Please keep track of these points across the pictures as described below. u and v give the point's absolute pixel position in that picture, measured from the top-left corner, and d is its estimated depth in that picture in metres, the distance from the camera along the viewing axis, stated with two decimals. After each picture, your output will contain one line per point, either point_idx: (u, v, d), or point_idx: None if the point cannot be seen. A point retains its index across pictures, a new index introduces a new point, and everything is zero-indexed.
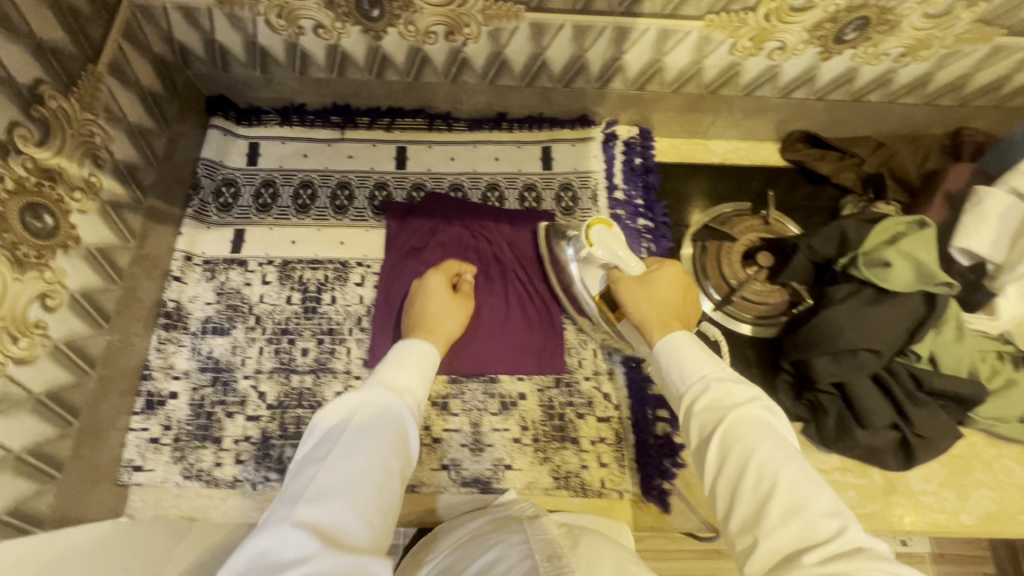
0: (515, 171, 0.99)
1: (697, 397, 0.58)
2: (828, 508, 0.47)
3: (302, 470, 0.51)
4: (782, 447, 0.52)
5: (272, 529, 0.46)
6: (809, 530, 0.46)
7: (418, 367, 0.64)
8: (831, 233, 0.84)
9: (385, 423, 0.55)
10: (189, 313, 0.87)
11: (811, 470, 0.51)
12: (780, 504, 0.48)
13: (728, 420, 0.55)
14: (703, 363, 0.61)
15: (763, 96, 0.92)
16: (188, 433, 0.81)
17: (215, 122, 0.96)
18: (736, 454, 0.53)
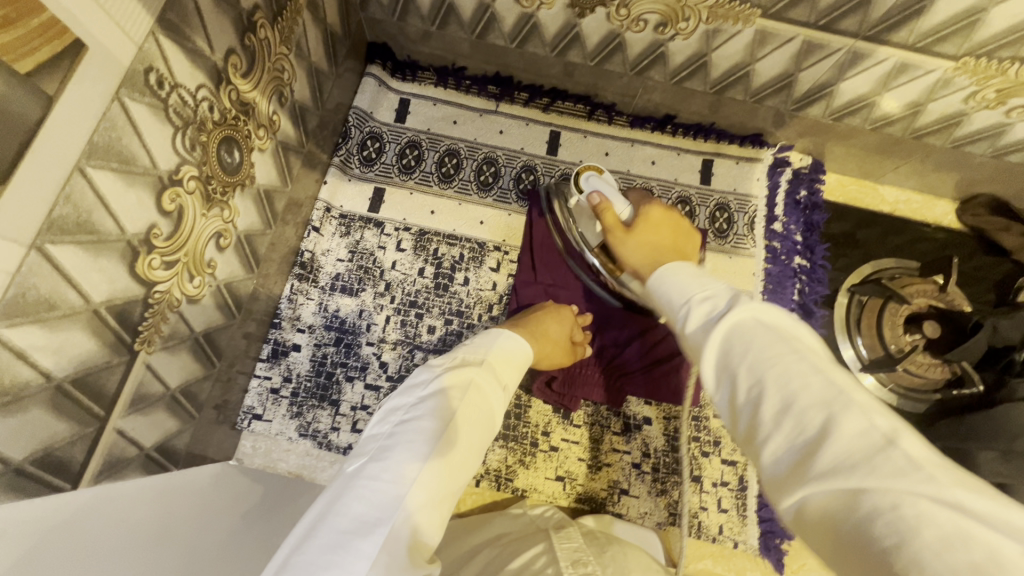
0: (671, 179, 0.93)
1: (682, 320, 0.40)
2: (823, 393, 0.30)
3: (403, 435, 0.46)
4: (768, 333, 0.34)
5: (364, 494, 0.42)
6: (813, 425, 0.30)
7: (511, 367, 0.60)
8: (1022, 319, 0.77)
9: (484, 419, 0.52)
10: (321, 266, 0.84)
11: (807, 348, 0.33)
12: (771, 405, 0.32)
13: (717, 327, 0.36)
14: (688, 283, 0.42)
15: (971, 152, 0.83)
16: (307, 389, 0.79)
17: (372, 70, 0.92)
18: (726, 362, 0.35)
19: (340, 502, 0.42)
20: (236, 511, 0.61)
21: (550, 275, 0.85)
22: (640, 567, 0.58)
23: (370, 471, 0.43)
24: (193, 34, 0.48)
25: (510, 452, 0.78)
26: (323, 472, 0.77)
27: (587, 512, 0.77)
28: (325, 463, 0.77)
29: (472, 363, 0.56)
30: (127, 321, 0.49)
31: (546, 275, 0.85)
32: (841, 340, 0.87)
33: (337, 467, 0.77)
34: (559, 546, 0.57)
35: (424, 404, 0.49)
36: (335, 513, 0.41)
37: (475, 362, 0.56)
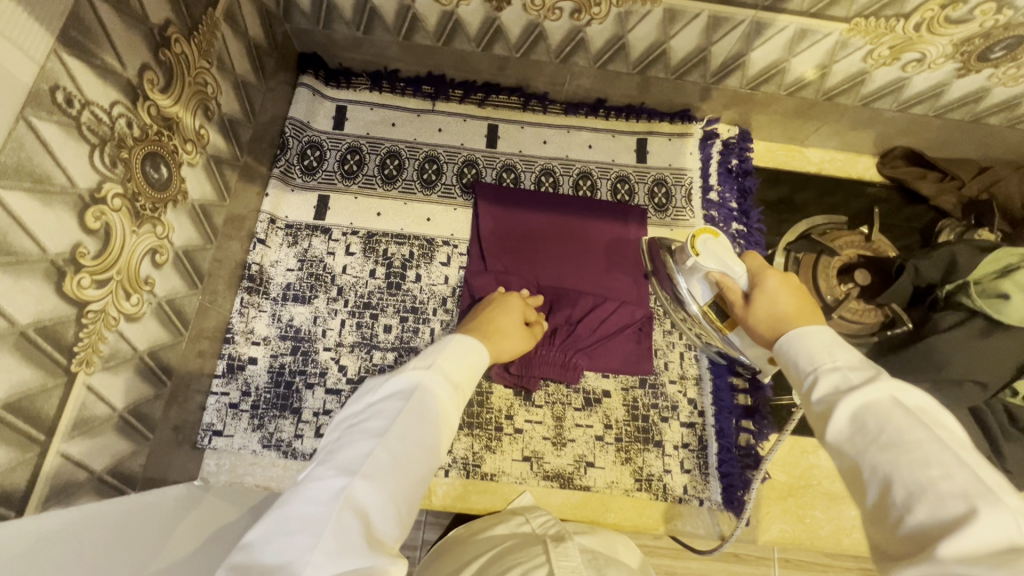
0: (608, 161, 0.96)
1: (811, 385, 0.45)
2: (956, 488, 0.33)
3: (353, 439, 0.47)
4: (913, 423, 0.37)
5: (310, 496, 0.42)
6: (940, 506, 0.32)
7: (468, 364, 0.59)
8: (940, 257, 0.82)
9: (432, 412, 0.51)
10: (271, 278, 0.84)
11: (949, 444, 0.36)
12: (902, 490, 0.34)
13: (850, 398, 0.40)
14: (822, 353, 0.47)
15: (880, 109, 0.88)
16: (268, 401, 0.79)
17: (304, 80, 0.92)
18: (863, 439, 0.38)
19: (287, 506, 0.42)
20: (199, 524, 0.61)
21: (502, 263, 0.87)
22: None
23: (317, 474, 0.44)
24: (100, 51, 0.48)
25: (475, 439, 0.79)
26: (291, 481, 0.77)
27: (556, 489, 0.78)
28: (293, 472, 0.77)
29: (423, 364, 0.56)
30: (60, 342, 0.48)
31: (498, 264, 0.86)
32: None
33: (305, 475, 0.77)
34: (558, 565, 0.55)
35: (369, 407, 0.50)
36: (282, 517, 0.41)
37: (425, 359, 0.56)
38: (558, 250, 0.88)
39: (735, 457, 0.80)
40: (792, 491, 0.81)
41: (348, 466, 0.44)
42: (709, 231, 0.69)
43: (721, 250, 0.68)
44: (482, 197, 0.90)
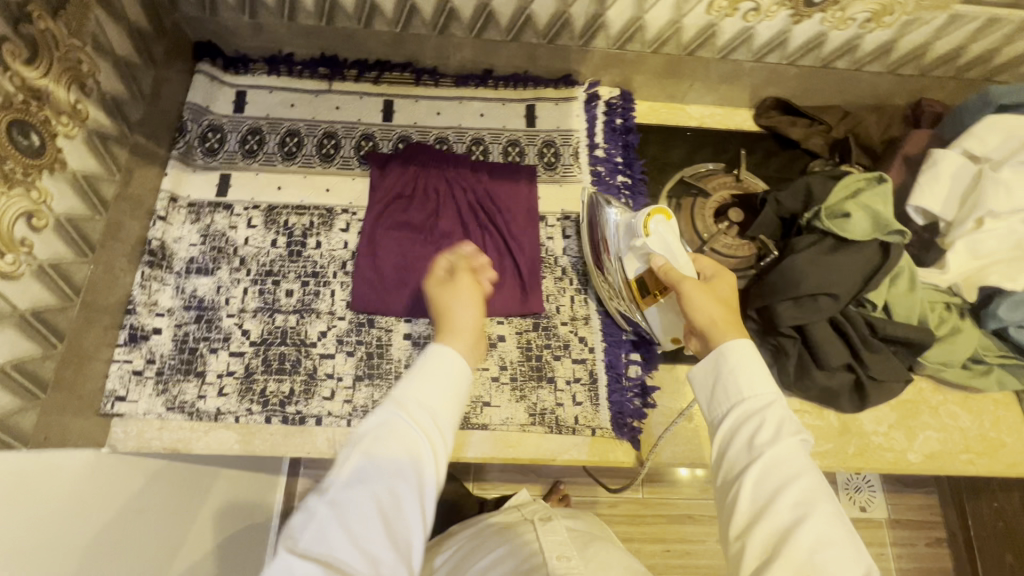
0: (499, 126, 1.01)
1: (757, 412, 0.61)
2: (849, 552, 0.52)
3: (357, 470, 0.53)
4: (805, 470, 0.57)
5: (331, 528, 0.50)
6: (817, 546, 0.52)
7: (443, 370, 0.61)
8: (798, 188, 0.89)
9: (418, 436, 0.56)
10: (174, 253, 0.88)
11: (824, 490, 0.56)
12: (816, 534, 0.52)
13: (795, 450, 0.58)
14: (764, 385, 0.64)
15: (738, 60, 0.96)
16: (172, 367, 0.82)
17: (202, 67, 0.97)
18: (762, 481, 0.57)
19: (311, 535, 0.50)
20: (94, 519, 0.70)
21: (395, 219, 0.90)
22: (619, 562, 0.69)
23: (330, 508, 0.51)
24: None
25: (375, 387, 0.83)
26: (198, 442, 0.80)
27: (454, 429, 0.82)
28: (199, 432, 0.80)
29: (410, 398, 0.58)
30: None
31: (391, 220, 0.90)
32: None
33: (211, 434, 0.80)
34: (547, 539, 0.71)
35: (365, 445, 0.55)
36: (312, 543, 0.49)
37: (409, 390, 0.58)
38: (450, 200, 0.92)
39: (624, 385, 0.86)
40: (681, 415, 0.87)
41: (356, 490, 0.52)
42: (664, 213, 0.80)
43: (669, 234, 0.80)
44: (375, 158, 0.93)
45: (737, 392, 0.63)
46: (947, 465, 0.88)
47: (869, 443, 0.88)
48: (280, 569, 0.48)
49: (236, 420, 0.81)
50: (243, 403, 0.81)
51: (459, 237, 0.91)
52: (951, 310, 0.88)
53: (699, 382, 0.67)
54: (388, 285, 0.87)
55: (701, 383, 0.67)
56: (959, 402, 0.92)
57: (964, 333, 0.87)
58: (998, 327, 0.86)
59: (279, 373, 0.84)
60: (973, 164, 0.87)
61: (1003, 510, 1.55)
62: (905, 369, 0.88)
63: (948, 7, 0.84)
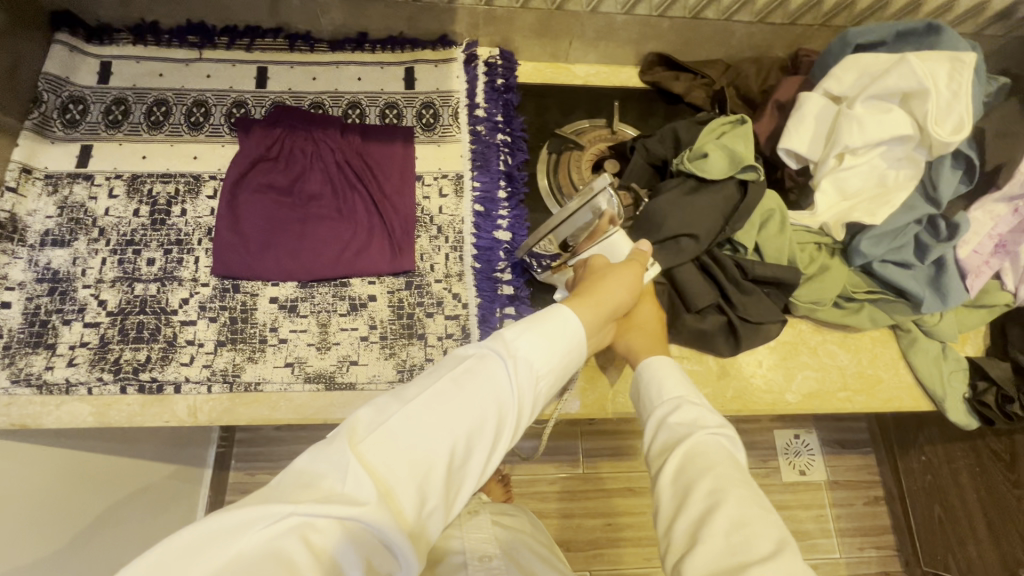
0: (377, 90, 1.00)
1: (671, 412, 0.66)
2: (771, 534, 0.52)
3: (438, 396, 0.53)
4: (722, 459, 0.59)
5: (390, 444, 0.49)
6: (735, 521, 0.53)
7: (564, 337, 0.61)
8: (665, 134, 0.89)
9: (506, 389, 0.56)
10: (28, 226, 0.85)
11: (739, 475, 0.58)
12: (730, 517, 0.54)
13: (704, 440, 0.61)
14: (681, 387, 0.69)
15: (608, 13, 0.97)
16: (21, 340, 0.79)
17: (60, 38, 0.94)
18: (681, 470, 0.60)
19: (370, 448, 0.49)
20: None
21: (260, 181, 0.88)
22: None
23: (396, 425, 0.51)
24: None
25: (237, 351, 0.81)
26: (47, 416, 0.76)
27: (319, 390, 0.80)
28: (49, 406, 0.77)
29: (516, 345, 0.58)
30: None
31: (256, 183, 0.88)
32: (554, 209, 0.94)
33: (61, 406, 0.77)
34: None
35: (453, 377, 0.55)
36: (366, 456, 0.48)
37: (518, 337, 0.59)
38: (318, 160, 0.90)
39: None
40: None
41: (421, 414, 0.52)
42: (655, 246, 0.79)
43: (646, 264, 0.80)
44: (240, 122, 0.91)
45: (657, 399, 0.69)
46: (824, 402, 0.88)
47: (747, 386, 0.88)
48: (341, 464, 0.47)
49: (89, 391, 0.78)
50: (96, 372, 0.78)
51: (326, 198, 0.89)
52: (821, 250, 0.89)
53: (637, 398, 0.73)
54: (252, 248, 0.85)
55: (638, 400, 0.73)
56: (838, 342, 0.93)
57: (833, 271, 0.88)
58: (865, 263, 0.86)
59: (137, 342, 0.81)
60: (833, 104, 0.88)
61: (931, 464, 1.48)
62: (778, 309, 0.88)
63: None
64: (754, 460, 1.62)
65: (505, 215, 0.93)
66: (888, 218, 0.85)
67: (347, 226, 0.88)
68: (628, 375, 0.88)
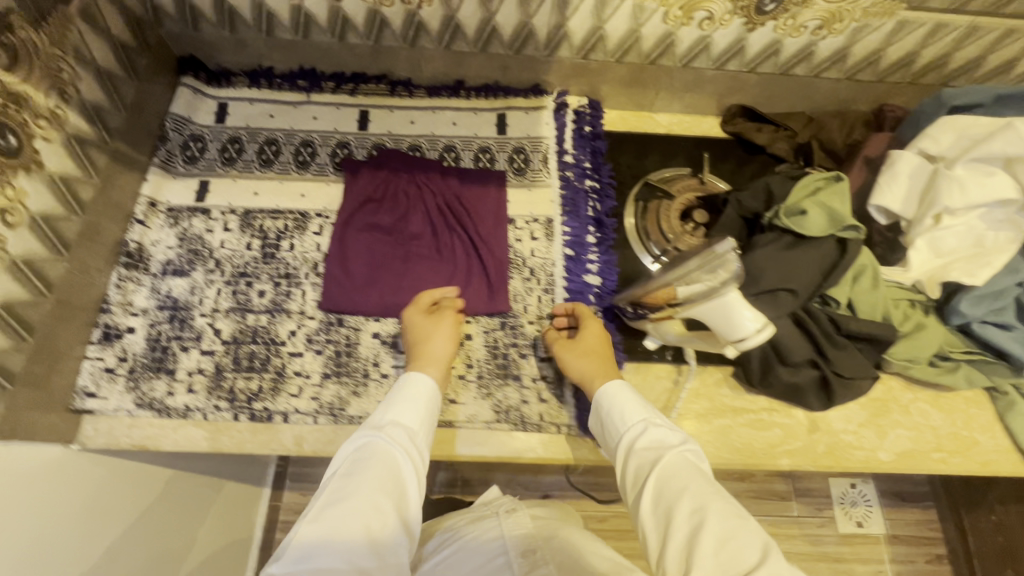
0: (471, 134, 1.05)
1: (643, 434, 0.71)
2: (754, 540, 0.56)
3: (335, 494, 0.62)
4: (693, 475, 0.65)
5: (314, 549, 0.56)
6: (721, 536, 0.57)
7: (418, 402, 0.73)
8: (758, 188, 0.91)
9: (383, 461, 0.66)
10: (151, 255, 0.90)
11: (710, 488, 0.63)
12: (713, 527, 0.58)
13: (675, 459, 0.67)
14: (639, 409, 0.74)
15: (700, 68, 1.00)
16: (144, 365, 0.83)
17: (186, 81, 1.01)
18: (658, 495, 0.64)
19: (299, 555, 0.56)
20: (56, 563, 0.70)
21: (366, 221, 0.93)
22: None
23: (310, 529, 0.58)
24: None
25: (343, 385, 0.84)
26: (165, 439, 0.80)
27: None
28: (168, 429, 0.81)
29: (379, 429, 0.69)
30: None
31: (362, 222, 0.93)
32: (641, 254, 0.97)
33: (179, 430, 0.81)
34: None
35: (344, 473, 0.64)
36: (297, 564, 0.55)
37: (370, 426, 0.69)
38: (421, 202, 0.95)
39: None
40: None
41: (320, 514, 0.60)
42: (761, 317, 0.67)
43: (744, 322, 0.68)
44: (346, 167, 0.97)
45: (620, 430, 0.73)
46: (919, 463, 0.87)
47: (838, 442, 0.88)
48: None
49: (204, 416, 0.82)
50: (212, 400, 0.82)
51: (425, 237, 0.94)
52: (915, 307, 0.89)
53: (602, 429, 0.77)
54: (357, 284, 0.89)
55: (603, 430, 0.77)
56: (930, 401, 0.91)
57: (929, 330, 0.87)
58: (963, 323, 0.86)
59: (248, 371, 0.85)
60: (928, 163, 0.89)
61: (1003, 525, 1.42)
62: (871, 366, 0.88)
63: (895, 14, 0.87)
64: (809, 507, 1.57)
65: (594, 259, 0.96)
66: (989, 279, 0.85)
67: (446, 266, 0.93)
68: (718, 424, 0.88)
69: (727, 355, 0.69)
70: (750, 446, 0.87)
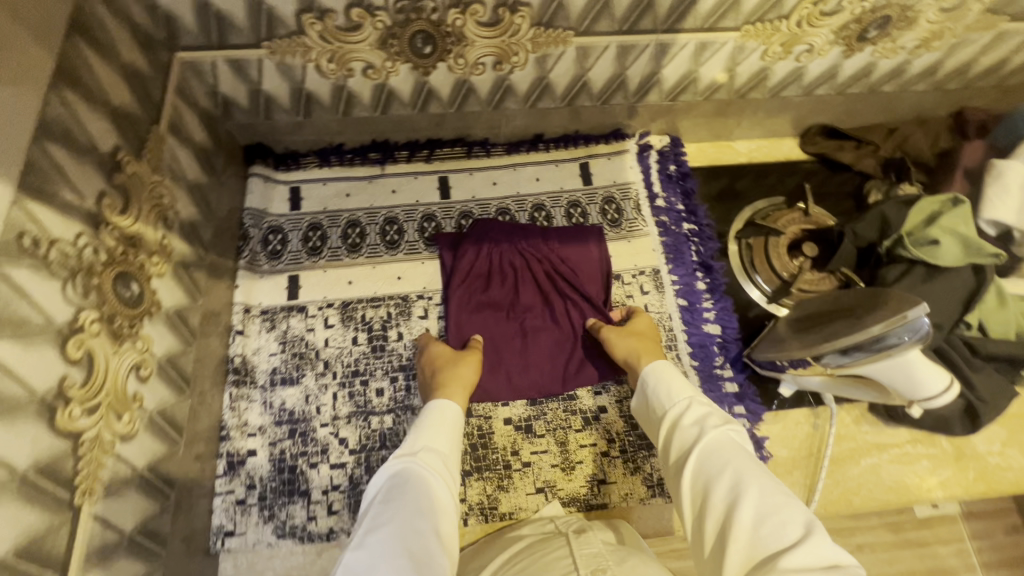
0: (558, 189, 1.00)
1: (683, 412, 0.64)
2: (796, 517, 0.49)
3: (373, 521, 0.55)
4: (737, 453, 0.57)
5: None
6: (760, 516, 0.50)
7: (443, 421, 0.69)
8: (872, 218, 0.88)
9: (416, 480, 0.60)
10: (256, 366, 0.85)
11: (755, 464, 0.55)
12: (752, 508, 0.51)
13: (717, 435, 0.59)
14: (679, 386, 0.68)
15: (787, 96, 0.98)
16: (274, 490, 0.78)
17: (255, 170, 0.95)
18: (697, 475, 0.57)
19: None
20: None
21: (475, 297, 0.89)
22: None
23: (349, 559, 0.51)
24: (61, 190, 0.50)
25: (487, 481, 0.80)
26: (313, 568, 0.75)
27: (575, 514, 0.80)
28: (313, 558, 0.76)
29: (410, 454, 0.63)
30: (60, 478, 0.49)
31: (471, 299, 0.89)
32: (745, 283, 0.96)
33: (326, 557, 0.76)
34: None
35: (382, 497, 0.58)
36: None
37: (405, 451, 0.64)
38: (528, 273, 0.91)
39: None
40: (796, 463, 0.85)
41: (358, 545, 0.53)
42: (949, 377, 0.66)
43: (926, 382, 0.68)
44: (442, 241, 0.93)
45: (661, 408, 0.67)
46: None
47: (986, 465, 0.87)
48: None
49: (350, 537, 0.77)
50: (355, 518, 0.78)
51: (536, 307, 0.90)
52: None
53: (643, 410, 0.71)
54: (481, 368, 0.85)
55: (645, 414, 0.70)
56: None
57: None
58: None
59: None
60: None
61: None
62: (1010, 385, 0.87)
63: (996, 26, 0.87)
64: None
65: (710, 307, 0.93)
66: None
67: (565, 336, 0.89)
68: (867, 465, 0.86)
69: (913, 414, 0.69)
70: (903, 483, 0.85)
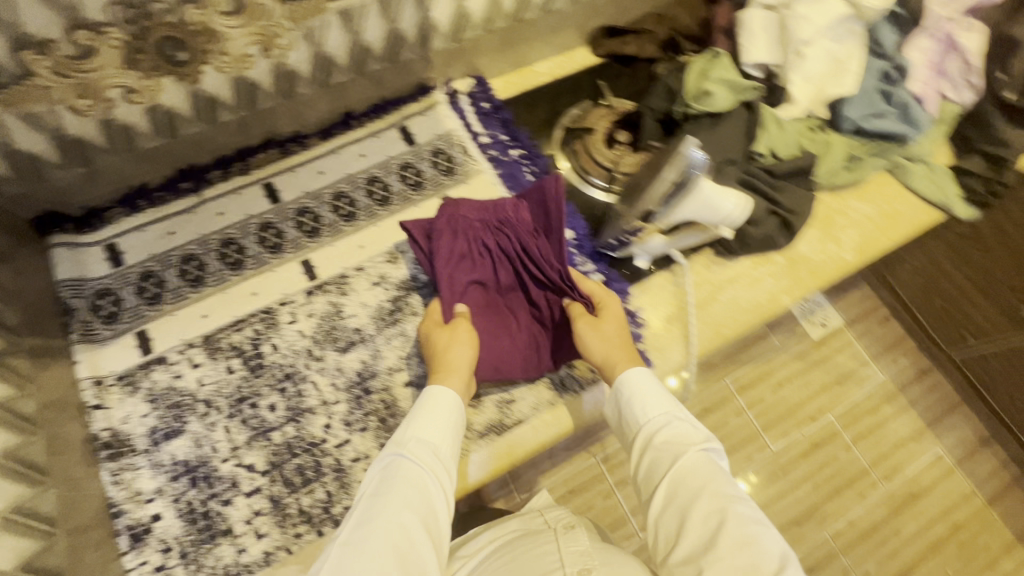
0: (386, 157, 1.01)
1: (660, 429, 0.70)
2: (768, 544, 0.56)
3: (364, 514, 0.61)
4: (715, 475, 0.64)
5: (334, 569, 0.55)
6: (738, 539, 0.57)
7: (441, 411, 0.72)
8: (660, 91, 1.01)
9: (408, 474, 0.65)
10: (129, 433, 0.79)
11: (732, 488, 0.62)
12: (732, 533, 0.57)
13: (698, 456, 0.65)
14: (660, 403, 0.73)
15: (558, 8, 1.05)
16: (193, 541, 0.75)
17: (56, 241, 0.88)
18: (677, 493, 0.63)
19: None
20: None
21: (458, 279, 0.87)
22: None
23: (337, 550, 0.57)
24: None
25: None
26: None
27: (497, 438, 0.84)
28: None
29: (404, 446, 0.68)
30: None
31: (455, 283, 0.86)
32: (583, 187, 1.02)
33: None
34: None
35: (372, 492, 0.63)
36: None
37: (399, 443, 0.68)
38: (505, 251, 0.88)
39: None
40: (669, 319, 0.95)
41: (349, 536, 0.58)
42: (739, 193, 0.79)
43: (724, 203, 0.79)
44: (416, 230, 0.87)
45: (644, 420, 0.72)
46: (873, 248, 1.03)
47: (813, 263, 1.01)
48: None
49: (289, 552, 0.76)
50: (287, 532, 0.76)
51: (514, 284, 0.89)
52: (815, 130, 1.04)
53: (619, 419, 0.76)
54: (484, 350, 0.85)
55: (621, 423, 0.76)
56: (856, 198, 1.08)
57: (833, 143, 1.03)
58: (853, 126, 1.02)
59: (306, 485, 0.79)
60: (771, 12, 1.02)
61: None
62: (807, 192, 1.02)
63: None
64: None
65: None
66: (856, 83, 1.00)
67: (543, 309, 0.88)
68: (725, 298, 0.97)
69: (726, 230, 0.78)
70: (756, 302, 0.97)
